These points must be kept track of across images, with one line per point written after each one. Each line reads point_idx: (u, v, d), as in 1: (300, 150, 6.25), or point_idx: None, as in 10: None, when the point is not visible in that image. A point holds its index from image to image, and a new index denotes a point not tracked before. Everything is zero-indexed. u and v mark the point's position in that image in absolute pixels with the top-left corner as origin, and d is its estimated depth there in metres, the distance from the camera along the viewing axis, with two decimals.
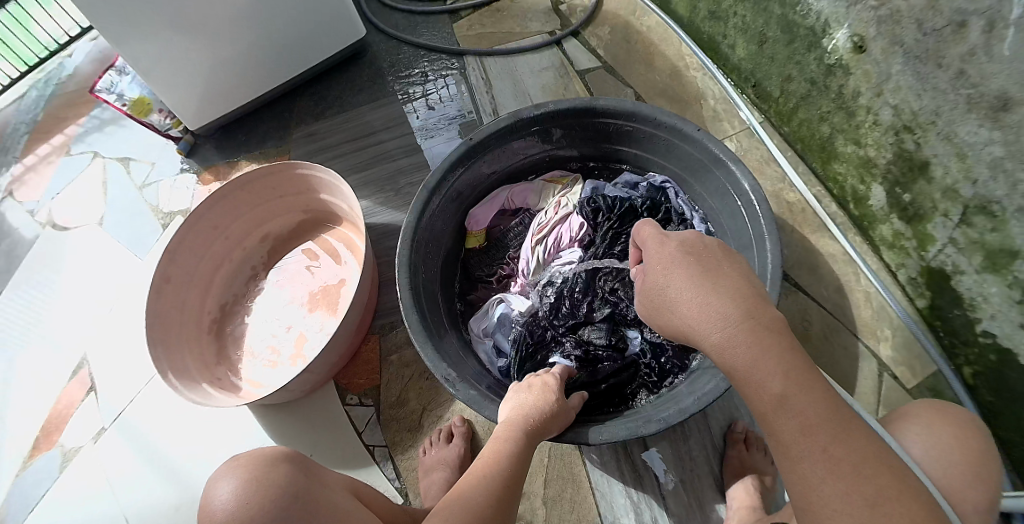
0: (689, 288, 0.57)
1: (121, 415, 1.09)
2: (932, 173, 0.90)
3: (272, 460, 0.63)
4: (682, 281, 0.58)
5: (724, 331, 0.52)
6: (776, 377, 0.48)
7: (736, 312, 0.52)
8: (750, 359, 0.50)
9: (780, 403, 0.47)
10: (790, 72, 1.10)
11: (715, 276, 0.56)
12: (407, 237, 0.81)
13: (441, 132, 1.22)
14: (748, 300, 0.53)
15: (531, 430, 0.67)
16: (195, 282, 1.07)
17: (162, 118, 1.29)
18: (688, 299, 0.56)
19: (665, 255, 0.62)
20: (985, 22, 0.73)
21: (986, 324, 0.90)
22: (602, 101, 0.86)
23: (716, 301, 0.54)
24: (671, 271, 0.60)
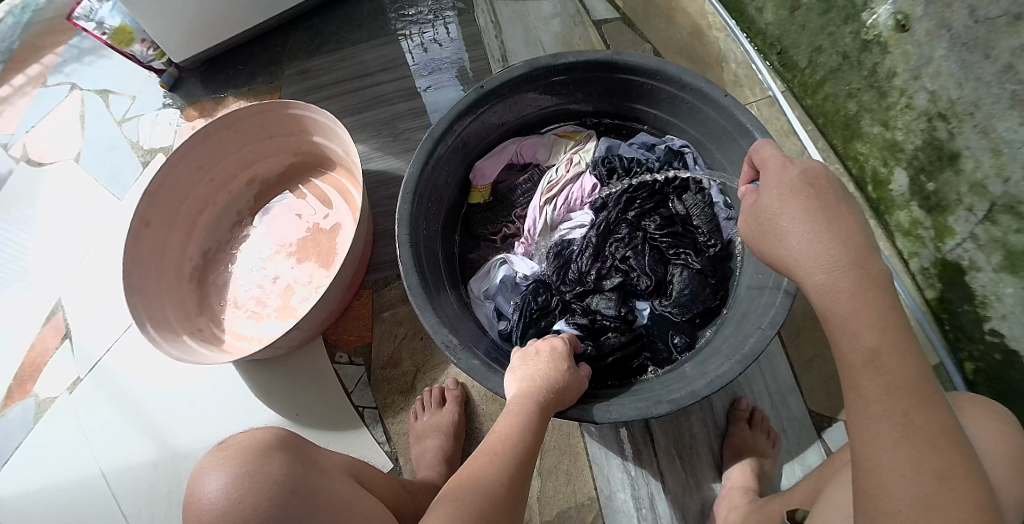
0: (804, 223, 0.50)
1: (98, 365, 1.03)
2: (961, 166, 0.86)
3: (263, 452, 0.58)
4: (800, 213, 0.50)
5: (830, 274, 0.47)
6: (875, 330, 0.44)
7: (851, 260, 0.46)
8: (851, 310, 0.45)
9: (870, 359, 0.44)
10: (822, 43, 1.02)
11: (835, 217, 0.49)
12: (408, 190, 0.75)
13: (441, 79, 1.14)
14: (864, 252, 0.47)
15: (545, 406, 0.62)
16: (177, 226, 1.00)
17: (145, 48, 1.18)
18: (800, 234, 0.49)
19: (784, 179, 0.54)
20: None
21: (996, 322, 0.88)
22: (624, 55, 0.79)
23: (834, 248, 0.47)
24: (793, 197, 0.52)
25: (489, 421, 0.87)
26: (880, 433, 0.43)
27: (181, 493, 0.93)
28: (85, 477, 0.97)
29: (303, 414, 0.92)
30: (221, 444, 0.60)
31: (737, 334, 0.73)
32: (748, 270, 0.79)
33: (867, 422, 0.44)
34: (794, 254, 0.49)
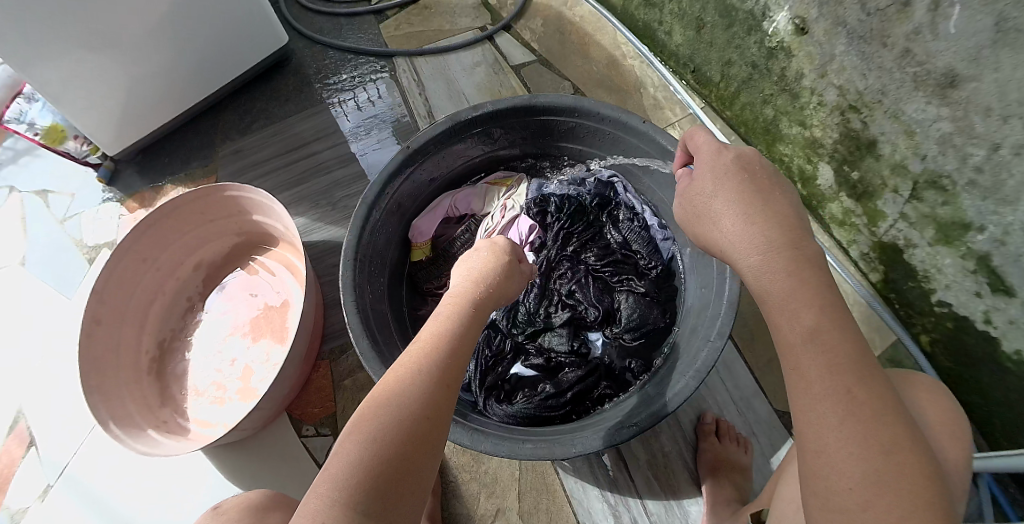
0: (735, 203, 0.54)
1: (66, 471, 1.01)
2: (880, 151, 0.90)
3: (261, 510, 0.70)
4: (733, 188, 0.55)
5: (764, 257, 0.50)
6: (794, 340, 0.47)
7: (784, 240, 0.50)
8: (790, 289, 0.48)
9: (805, 345, 0.46)
10: (730, 56, 1.07)
11: (763, 195, 0.54)
12: (349, 256, 0.76)
13: (381, 138, 1.16)
14: (796, 229, 0.51)
15: (482, 303, 0.63)
16: (129, 319, 0.99)
17: (79, 144, 1.18)
18: (727, 210, 0.54)
19: (706, 165, 0.59)
20: (929, 1, 0.72)
21: (941, 293, 0.92)
22: (542, 97, 0.82)
23: (765, 221, 0.52)
24: (722, 180, 0.56)
25: (465, 472, 0.86)
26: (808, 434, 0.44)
27: None
28: None
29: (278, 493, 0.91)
30: (217, 507, 0.71)
31: (690, 349, 0.74)
32: (692, 285, 0.83)
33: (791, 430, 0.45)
34: (729, 231, 0.54)
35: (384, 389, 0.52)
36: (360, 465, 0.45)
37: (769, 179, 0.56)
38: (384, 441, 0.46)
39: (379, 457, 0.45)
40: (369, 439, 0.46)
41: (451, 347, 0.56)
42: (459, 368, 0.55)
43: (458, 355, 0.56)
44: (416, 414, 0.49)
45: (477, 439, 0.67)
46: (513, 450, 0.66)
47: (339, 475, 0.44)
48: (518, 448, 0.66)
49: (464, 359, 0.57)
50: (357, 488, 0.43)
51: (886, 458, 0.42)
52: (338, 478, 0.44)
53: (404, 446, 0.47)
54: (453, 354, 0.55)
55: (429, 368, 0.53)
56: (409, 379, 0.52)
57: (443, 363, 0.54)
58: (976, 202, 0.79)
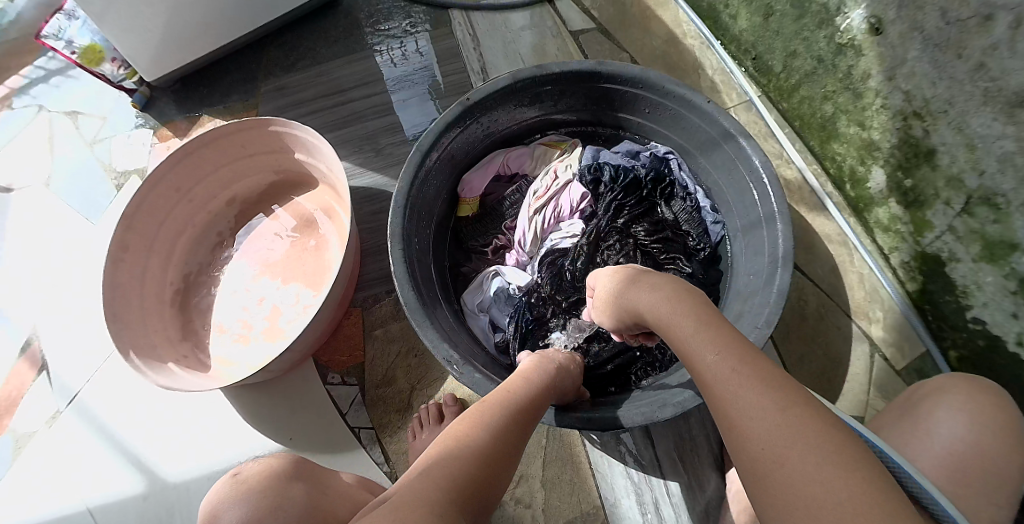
0: (624, 280, 0.64)
1: (78, 398, 0.99)
2: (937, 161, 0.88)
3: (284, 481, 0.66)
4: (649, 285, 0.61)
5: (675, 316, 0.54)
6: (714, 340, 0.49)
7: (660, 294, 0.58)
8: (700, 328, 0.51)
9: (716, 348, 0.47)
10: (796, 48, 1.04)
11: (641, 272, 0.65)
12: (399, 204, 0.74)
13: (415, 94, 1.13)
14: (670, 281, 0.60)
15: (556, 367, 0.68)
16: (155, 249, 0.97)
17: (115, 67, 1.14)
18: (658, 301, 0.58)
19: (619, 275, 0.67)
20: (1012, 18, 0.70)
21: (977, 310, 0.90)
22: (608, 66, 0.81)
23: (677, 301, 0.56)
24: (637, 282, 0.63)
25: None
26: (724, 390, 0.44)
27: None
28: (71, 512, 0.93)
29: (297, 438, 0.90)
30: (236, 473, 0.69)
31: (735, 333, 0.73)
32: (740, 269, 0.83)
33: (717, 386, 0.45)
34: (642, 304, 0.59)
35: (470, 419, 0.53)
36: (458, 475, 0.45)
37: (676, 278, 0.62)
38: (465, 459, 0.47)
39: (472, 473, 0.46)
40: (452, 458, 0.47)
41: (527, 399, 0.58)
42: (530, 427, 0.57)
43: (531, 410, 0.58)
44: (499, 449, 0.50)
45: None
46: (555, 416, 0.66)
47: (434, 477, 0.44)
48: (560, 417, 0.67)
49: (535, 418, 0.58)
50: (456, 493, 0.43)
51: (787, 417, 0.40)
52: (436, 479, 0.44)
53: (488, 473, 0.48)
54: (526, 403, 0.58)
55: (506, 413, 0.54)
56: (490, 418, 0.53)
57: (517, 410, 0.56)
58: None
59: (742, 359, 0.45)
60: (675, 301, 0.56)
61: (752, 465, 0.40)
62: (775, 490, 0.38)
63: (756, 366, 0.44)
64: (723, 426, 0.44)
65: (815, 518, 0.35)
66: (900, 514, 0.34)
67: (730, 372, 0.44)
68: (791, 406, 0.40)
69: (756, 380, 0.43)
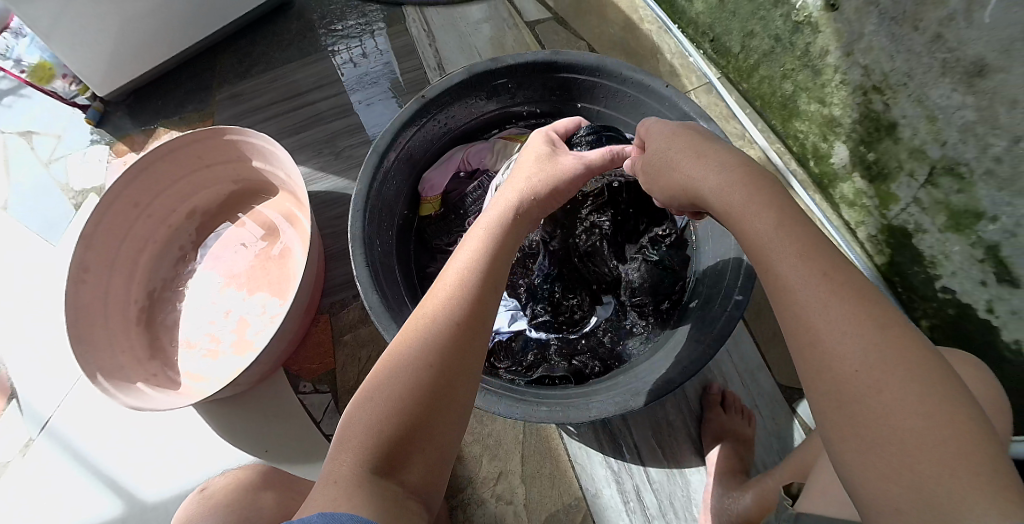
0: (684, 150, 0.58)
1: (49, 424, 0.97)
2: (899, 134, 0.88)
3: (251, 492, 0.65)
4: (718, 159, 0.54)
5: (727, 187, 0.51)
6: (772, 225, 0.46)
7: (733, 165, 0.53)
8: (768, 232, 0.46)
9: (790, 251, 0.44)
10: (753, 28, 1.04)
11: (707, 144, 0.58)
12: (358, 207, 0.73)
13: (372, 94, 1.11)
14: (742, 161, 0.54)
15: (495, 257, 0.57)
16: (117, 267, 0.94)
17: (67, 84, 1.11)
18: (728, 184, 0.51)
19: (678, 139, 0.60)
20: None
21: (946, 280, 0.91)
22: (563, 55, 0.80)
23: (755, 186, 0.50)
24: (701, 152, 0.56)
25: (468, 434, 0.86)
26: (802, 302, 0.42)
27: None
28: None
29: (273, 449, 0.88)
30: (204, 489, 0.69)
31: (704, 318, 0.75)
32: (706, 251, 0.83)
33: (793, 304, 0.42)
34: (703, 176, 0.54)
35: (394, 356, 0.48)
36: (371, 422, 0.43)
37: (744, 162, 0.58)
38: (389, 404, 0.44)
39: (392, 419, 0.43)
40: (376, 404, 0.44)
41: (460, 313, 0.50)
42: (477, 318, 0.51)
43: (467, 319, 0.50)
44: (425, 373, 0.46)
45: (489, 401, 0.65)
46: (528, 413, 0.66)
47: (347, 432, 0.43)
48: (532, 411, 0.66)
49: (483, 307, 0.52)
50: (366, 445, 0.42)
51: (882, 330, 0.39)
52: (348, 435, 0.43)
53: (415, 416, 0.44)
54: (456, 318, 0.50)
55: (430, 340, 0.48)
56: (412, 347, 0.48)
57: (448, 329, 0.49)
58: (992, 192, 0.79)
59: (833, 266, 0.43)
60: (752, 185, 0.50)
61: (839, 398, 0.39)
62: (860, 418, 0.38)
63: (847, 280, 0.42)
64: (797, 343, 0.42)
65: (914, 455, 0.35)
66: (988, 446, 0.35)
67: (826, 283, 0.41)
68: (890, 327, 0.39)
69: (851, 296, 0.41)
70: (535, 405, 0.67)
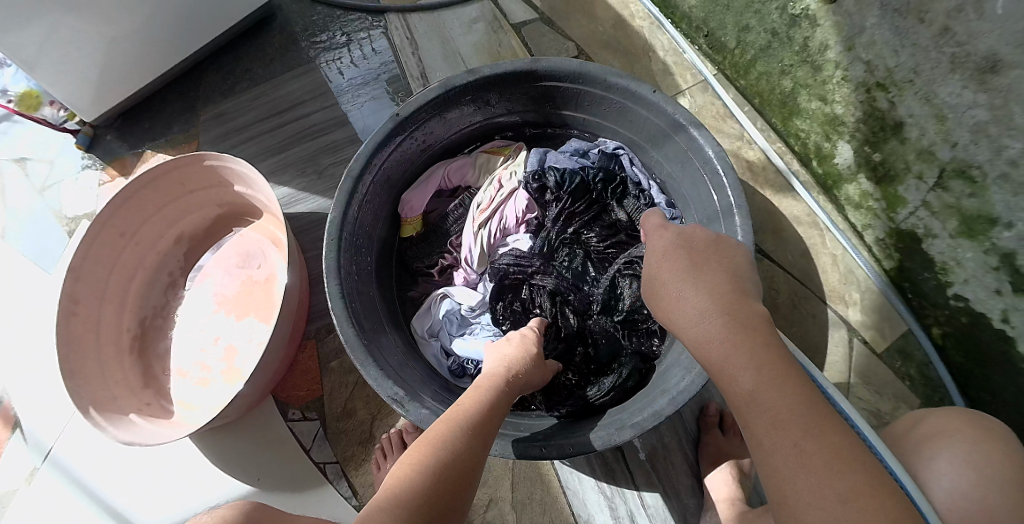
0: (674, 271, 0.55)
1: (52, 452, 0.98)
2: (906, 134, 0.83)
3: None
4: (701, 305, 0.51)
5: (700, 326, 0.50)
6: (748, 371, 0.45)
7: (715, 309, 0.50)
8: (755, 382, 0.44)
9: (752, 396, 0.44)
10: (748, 22, 0.98)
11: (707, 267, 0.54)
12: (333, 235, 0.72)
13: (372, 96, 1.10)
14: (730, 293, 0.51)
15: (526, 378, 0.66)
16: (108, 297, 0.95)
17: (54, 110, 1.15)
18: (708, 338, 0.49)
19: (669, 257, 0.57)
20: None
21: (958, 288, 0.86)
22: (543, 64, 0.77)
23: (737, 341, 0.47)
24: (694, 287, 0.53)
25: None
26: (780, 457, 0.41)
27: None
28: None
29: (265, 478, 0.88)
30: None
31: None
32: None
33: (767, 447, 0.43)
34: (679, 315, 0.53)
35: (435, 432, 0.54)
36: (417, 490, 0.46)
37: (746, 283, 0.54)
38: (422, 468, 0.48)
39: (421, 479, 0.47)
40: (416, 467, 0.48)
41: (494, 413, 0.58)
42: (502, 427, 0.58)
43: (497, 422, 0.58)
44: (464, 461, 0.51)
45: None
46: (507, 450, 0.64)
47: (392, 496, 0.46)
48: (512, 448, 0.65)
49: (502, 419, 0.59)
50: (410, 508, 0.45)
51: (844, 501, 0.38)
52: (398, 498, 0.45)
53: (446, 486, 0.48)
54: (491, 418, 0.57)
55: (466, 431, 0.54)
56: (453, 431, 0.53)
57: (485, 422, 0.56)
58: (1006, 198, 0.73)
59: (806, 432, 0.41)
60: (733, 345, 0.47)
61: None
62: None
63: (824, 444, 0.41)
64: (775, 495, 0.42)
65: None
66: None
67: (796, 454, 0.41)
68: (856, 498, 0.38)
69: (824, 467, 0.40)
70: (516, 444, 0.66)
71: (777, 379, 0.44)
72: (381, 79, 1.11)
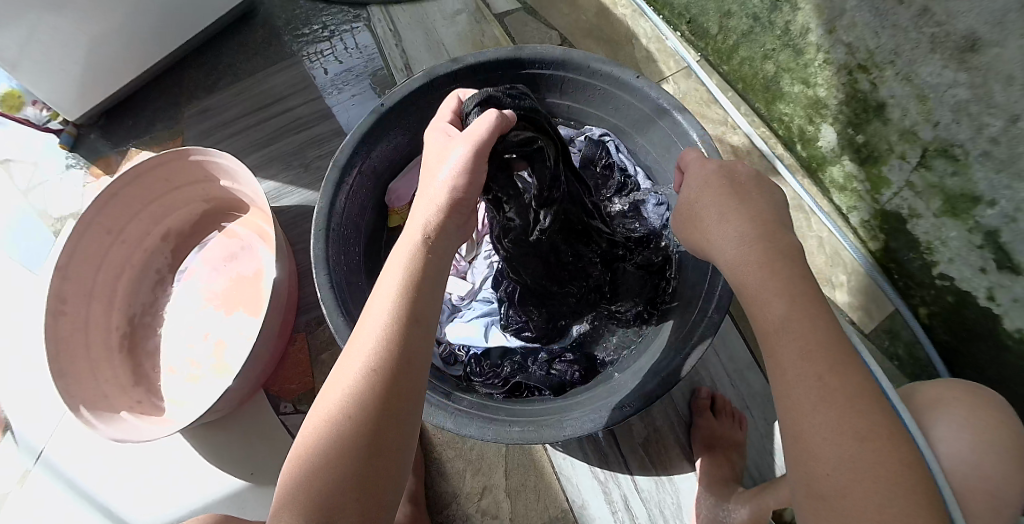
0: (713, 198, 0.55)
1: (43, 454, 0.98)
2: (888, 115, 0.83)
3: None
4: (741, 229, 0.51)
5: (739, 249, 0.50)
6: (784, 298, 0.45)
7: (755, 233, 0.50)
8: (788, 313, 0.45)
9: (783, 325, 0.45)
10: (730, 7, 0.98)
11: (747, 197, 0.54)
12: (321, 223, 0.72)
13: (356, 92, 1.09)
14: (770, 223, 0.51)
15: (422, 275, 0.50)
16: (95, 297, 0.94)
17: (37, 110, 1.14)
18: (744, 261, 0.49)
19: (710, 185, 0.56)
20: None
21: (943, 266, 0.87)
22: (527, 51, 0.78)
23: (776, 270, 0.47)
24: (735, 211, 0.52)
25: (450, 449, 0.85)
26: (798, 393, 0.43)
27: None
28: None
29: (259, 472, 0.88)
30: None
31: (682, 325, 0.74)
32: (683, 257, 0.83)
33: (786, 385, 0.44)
34: (713, 241, 0.53)
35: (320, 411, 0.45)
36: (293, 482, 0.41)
37: (785, 216, 0.54)
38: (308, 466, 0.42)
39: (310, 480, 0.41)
40: (302, 468, 0.42)
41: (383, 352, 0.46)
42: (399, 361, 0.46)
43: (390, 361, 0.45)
44: (347, 441, 0.42)
45: (461, 423, 0.66)
46: (500, 434, 0.66)
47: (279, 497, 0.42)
48: (505, 432, 0.66)
49: (401, 335, 0.46)
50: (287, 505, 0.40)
51: (862, 444, 0.40)
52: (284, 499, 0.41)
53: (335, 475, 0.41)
54: (376, 361, 0.45)
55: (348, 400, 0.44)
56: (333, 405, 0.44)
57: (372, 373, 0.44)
58: (988, 176, 0.74)
59: (832, 369, 0.42)
60: (768, 270, 0.47)
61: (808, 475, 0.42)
62: (828, 514, 0.40)
63: (844, 383, 0.42)
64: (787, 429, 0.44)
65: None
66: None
67: (820, 387, 0.42)
68: (871, 438, 0.41)
69: (843, 403, 0.41)
70: (508, 425, 0.68)
71: (809, 310, 0.45)
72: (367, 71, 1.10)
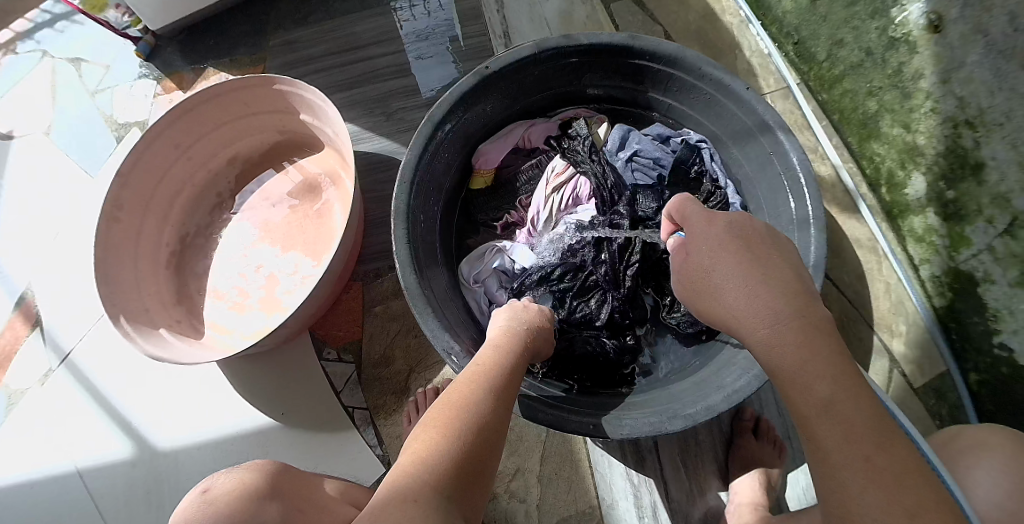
0: (735, 272, 0.52)
1: (70, 356, 0.96)
2: (985, 176, 0.81)
3: (257, 501, 0.59)
4: (774, 305, 0.49)
5: (773, 330, 0.48)
6: (826, 380, 0.44)
7: (790, 311, 0.48)
8: (834, 393, 0.43)
9: (825, 410, 0.43)
10: (844, 36, 0.97)
11: (764, 265, 0.52)
12: (406, 177, 0.70)
13: (433, 50, 1.07)
14: (801, 295, 0.49)
15: (531, 336, 0.66)
16: (152, 209, 0.93)
17: (119, 14, 1.08)
18: (780, 343, 0.47)
19: (725, 253, 0.54)
20: None
21: (1005, 337, 0.85)
22: (641, 41, 0.75)
23: (814, 346, 0.45)
24: (762, 284, 0.50)
25: None
26: (845, 475, 0.42)
27: (158, 498, 0.88)
28: (60, 472, 0.91)
29: (290, 413, 0.87)
30: (206, 489, 0.61)
31: None
32: None
33: (829, 468, 0.43)
34: (736, 311, 0.51)
35: (452, 395, 0.54)
36: (449, 456, 0.47)
37: (805, 278, 0.53)
38: (458, 434, 0.49)
39: (455, 445, 0.48)
40: (448, 433, 0.49)
41: (507, 370, 0.58)
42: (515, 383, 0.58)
43: (513, 377, 0.58)
44: (483, 423, 0.51)
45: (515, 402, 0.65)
46: (558, 420, 0.65)
47: (423, 466, 0.46)
48: (561, 420, 0.65)
49: (519, 376, 0.60)
50: (448, 474, 0.46)
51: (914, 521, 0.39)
52: (426, 457, 0.47)
53: (476, 451, 0.49)
54: (505, 377, 0.57)
55: (486, 396, 0.54)
56: (473, 394, 0.54)
57: (501, 380, 0.56)
58: None
59: (878, 447, 0.41)
60: (807, 350, 0.45)
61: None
62: None
63: (891, 462, 0.41)
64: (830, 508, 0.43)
65: None
66: None
67: (867, 469, 0.41)
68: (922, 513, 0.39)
69: (893, 483, 0.40)
70: (554, 417, 0.66)
71: (853, 389, 0.44)
72: (448, 34, 1.08)
